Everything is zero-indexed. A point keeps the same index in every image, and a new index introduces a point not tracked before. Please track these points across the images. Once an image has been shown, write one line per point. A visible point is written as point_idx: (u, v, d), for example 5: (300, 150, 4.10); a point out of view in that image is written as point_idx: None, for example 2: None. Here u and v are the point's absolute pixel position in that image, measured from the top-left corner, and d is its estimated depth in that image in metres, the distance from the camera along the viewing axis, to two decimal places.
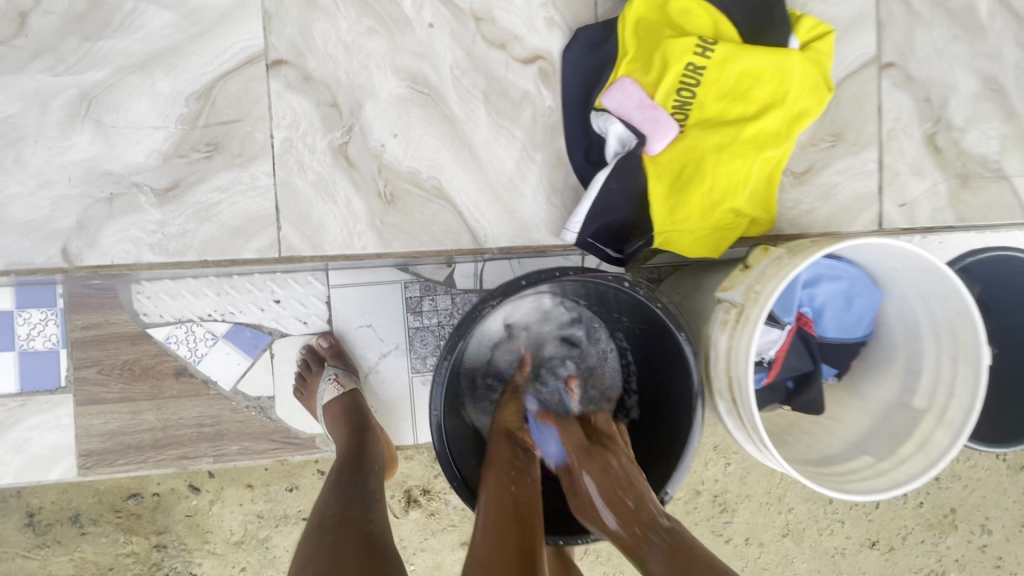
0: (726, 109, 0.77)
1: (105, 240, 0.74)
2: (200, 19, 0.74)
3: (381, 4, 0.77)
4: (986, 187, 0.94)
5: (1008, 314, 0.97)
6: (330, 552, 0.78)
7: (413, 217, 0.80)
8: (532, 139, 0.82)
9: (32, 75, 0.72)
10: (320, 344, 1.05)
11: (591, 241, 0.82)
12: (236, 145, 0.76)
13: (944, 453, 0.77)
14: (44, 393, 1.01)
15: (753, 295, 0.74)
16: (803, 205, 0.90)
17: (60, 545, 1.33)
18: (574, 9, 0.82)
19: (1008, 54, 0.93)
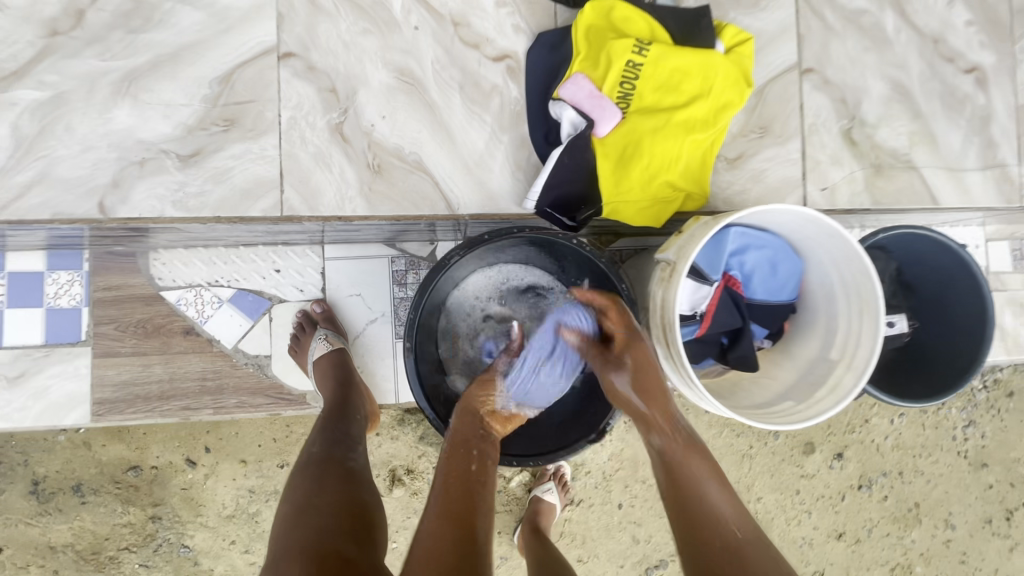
0: (661, 99, 0.93)
1: (135, 196, 0.89)
2: (225, 18, 0.90)
3: (376, 10, 0.93)
4: (898, 175, 1.09)
5: (926, 290, 1.12)
6: (313, 483, 0.89)
7: (397, 186, 0.94)
8: (499, 123, 0.97)
9: (84, 59, 0.87)
10: (314, 310, 1.17)
11: (548, 210, 0.95)
12: (249, 121, 0.91)
13: (849, 392, 0.89)
14: (65, 346, 1.13)
15: (682, 253, 0.87)
16: (735, 186, 1.05)
17: (62, 513, 1.40)
18: (537, 17, 0.98)
19: (912, 65, 1.09)
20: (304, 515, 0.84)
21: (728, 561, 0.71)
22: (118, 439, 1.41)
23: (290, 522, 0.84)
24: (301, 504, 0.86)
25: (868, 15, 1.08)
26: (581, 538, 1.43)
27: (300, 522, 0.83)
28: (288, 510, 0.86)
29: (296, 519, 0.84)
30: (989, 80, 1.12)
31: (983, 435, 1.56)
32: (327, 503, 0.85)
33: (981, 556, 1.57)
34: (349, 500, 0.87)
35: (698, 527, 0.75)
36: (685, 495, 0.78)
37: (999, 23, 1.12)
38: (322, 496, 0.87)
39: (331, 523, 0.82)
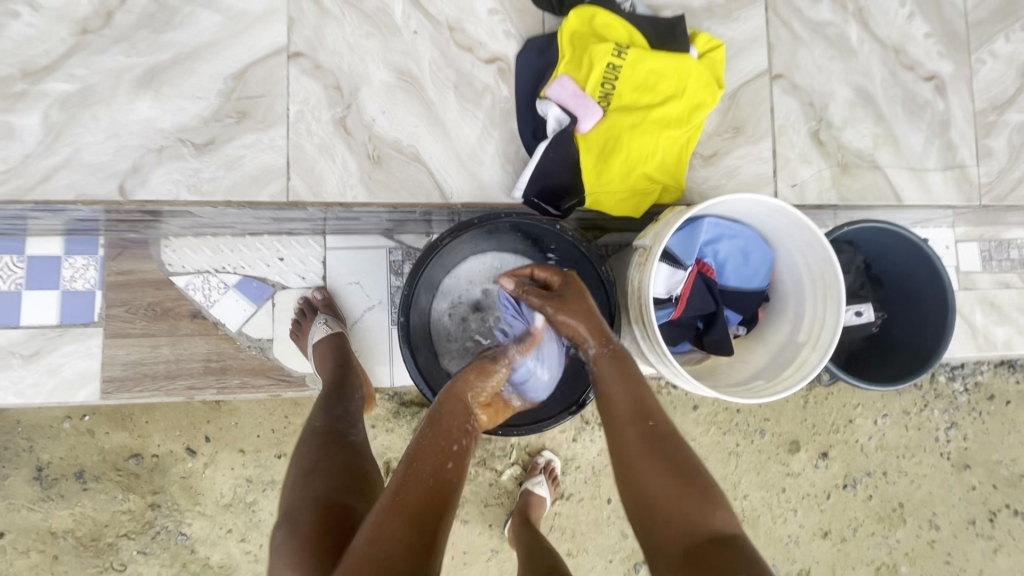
0: (639, 98, 1.01)
1: (153, 180, 0.96)
2: (240, 20, 0.99)
3: (379, 16, 1.02)
4: (864, 174, 1.17)
5: (895, 283, 1.19)
6: (319, 450, 0.95)
7: (394, 175, 1.02)
8: (491, 120, 1.05)
9: (111, 56, 0.96)
10: (315, 296, 1.23)
11: (535, 200, 1.03)
12: (260, 113, 0.99)
13: (812, 368, 0.95)
14: (79, 326, 1.19)
15: (656, 238, 0.94)
16: (711, 181, 1.12)
17: (64, 499, 1.43)
18: (526, 24, 1.07)
19: (876, 73, 1.18)
20: (312, 476, 0.90)
21: (645, 446, 0.78)
22: (121, 426, 1.44)
23: (299, 482, 0.90)
24: (308, 467, 0.92)
25: (834, 27, 1.17)
26: (570, 532, 1.47)
27: (309, 482, 0.89)
28: (296, 473, 0.92)
29: (304, 479, 0.90)
30: (948, 88, 1.20)
31: (965, 437, 1.59)
32: (332, 466, 0.92)
33: (965, 557, 1.59)
34: (353, 465, 0.94)
35: (619, 420, 0.82)
36: (608, 394, 0.85)
37: (956, 36, 1.21)
38: (328, 460, 0.93)
39: (337, 483, 0.89)
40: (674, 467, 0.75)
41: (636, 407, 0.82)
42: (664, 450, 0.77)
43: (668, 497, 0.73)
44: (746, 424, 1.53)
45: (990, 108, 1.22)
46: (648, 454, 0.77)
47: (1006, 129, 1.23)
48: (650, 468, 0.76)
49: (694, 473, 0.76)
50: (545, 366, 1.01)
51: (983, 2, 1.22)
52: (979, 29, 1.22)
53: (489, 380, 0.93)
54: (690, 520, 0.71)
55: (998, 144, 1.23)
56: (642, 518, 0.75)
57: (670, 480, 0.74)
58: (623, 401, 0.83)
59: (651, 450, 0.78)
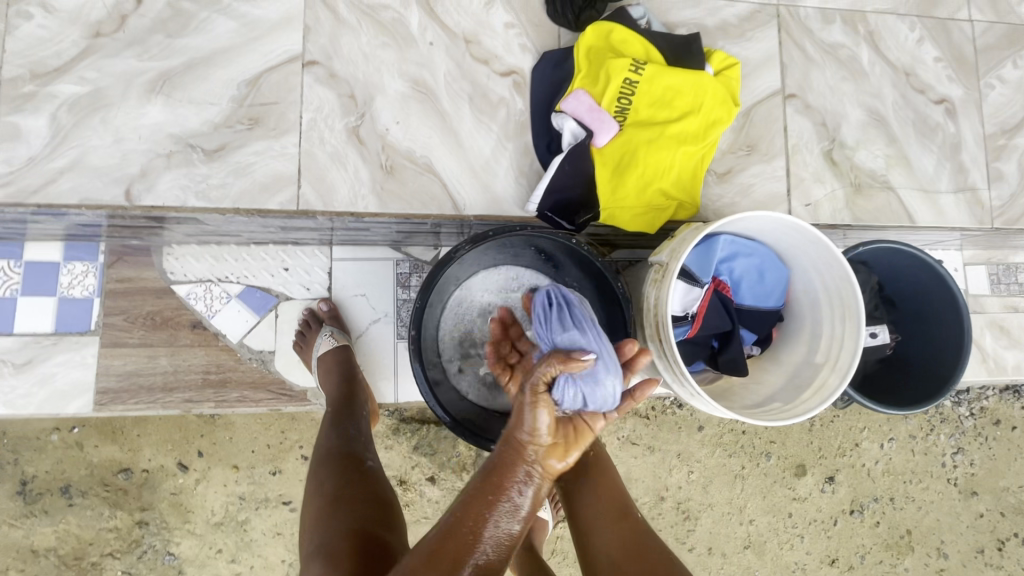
0: (655, 114, 1.00)
1: (160, 186, 0.94)
2: (255, 28, 0.98)
3: (395, 26, 1.02)
4: (876, 195, 1.17)
5: (908, 304, 1.18)
6: (340, 475, 0.91)
7: (407, 186, 1.00)
8: (505, 132, 1.04)
9: (124, 59, 0.94)
10: (320, 307, 1.20)
11: (548, 214, 1.02)
12: (273, 120, 0.97)
13: (834, 391, 0.93)
14: (74, 334, 1.15)
15: (674, 254, 0.93)
16: (725, 199, 1.12)
17: (47, 515, 1.37)
18: (542, 39, 1.07)
19: (887, 94, 1.18)
20: (339, 506, 0.86)
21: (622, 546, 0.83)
22: (111, 439, 1.39)
23: (325, 515, 0.86)
24: (333, 496, 0.88)
25: (845, 49, 1.18)
26: (572, 556, 1.42)
27: (336, 514, 0.85)
28: (319, 505, 0.88)
29: (331, 510, 0.86)
30: (958, 111, 1.21)
31: (972, 462, 1.56)
32: (357, 493, 0.89)
33: None
34: (376, 492, 0.90)
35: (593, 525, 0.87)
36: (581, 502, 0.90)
37: (965, 60, 1.22)
38: (352, 487, 0.90)
39: (365, 513, 0.85)
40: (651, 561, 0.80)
41: (611, 510, 0.88)
42: (640, 548, 0.82)
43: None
44: (752, 447, 1.49)
45: (1000, 132, 1.23)
46: (625, 552, 0.82)
47: (1016, 153, 1.23)
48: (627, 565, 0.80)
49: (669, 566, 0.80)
50: (593, 383, 0.82)
51: (991, 29, 1.24)
52: (988, 55, 1.23)
53: (542, 416, 0.75)
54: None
55: (1009, 168, 1.23)
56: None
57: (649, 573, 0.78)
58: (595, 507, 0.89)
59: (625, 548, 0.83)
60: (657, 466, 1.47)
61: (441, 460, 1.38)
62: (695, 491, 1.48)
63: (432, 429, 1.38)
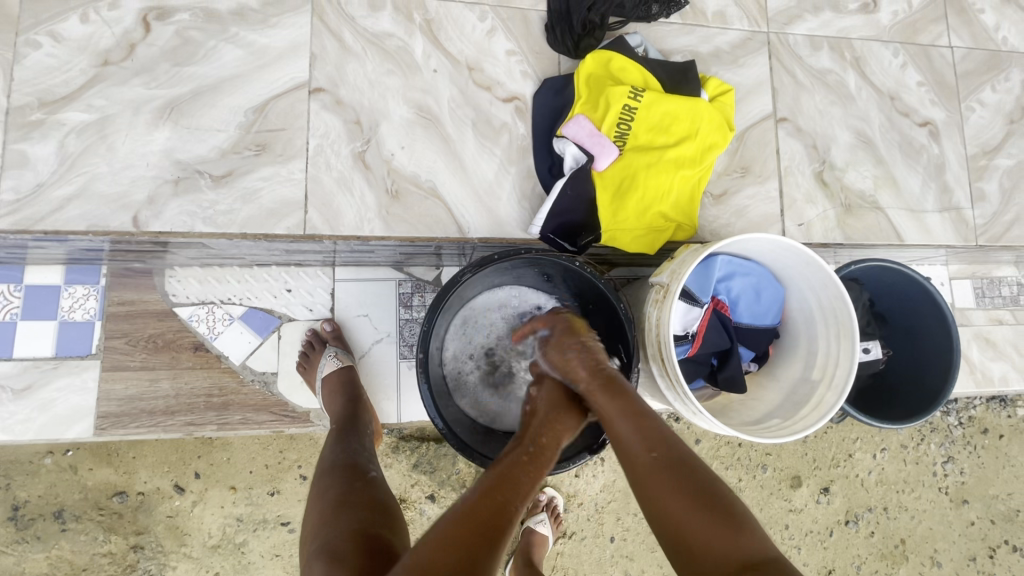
0: (654, 139, 1.03)
1: (167, 213, 0.95)
2: (263, 56, 1.00)
3: (399, 54, 1.04)
4: (866, 215, 1.21)
5: (899, 320, 1.21)
6: (344, 484, 0.91)
7: (412, 210, 1.02)
8: (508, 156, 1.07)
9: (131, 87, 0.96)
10: (324, 328, 1.21)
11: (551, 236, 1.04)
12: (280, 146, 0.99)
13: (831, 408, 0.94)
14: (74, 359, 1.15)
15: (675, 275, 0.95)
16: (721, 220, 1.15)
17: (40, 541, 1.35)
18: (543, 66, 1.10)
19: (874, 118, 1.23)
20: (343, 509, 0.86)
21: (663, 476, 0.73)
22: (106, 462, 1.37)
23: (329, 517, 0.85)
24: (337, 500, 0.88)
25: (833, 74, 1.22)
26: (573, 571, 1.42)
27: (342, 515, 0.84)
28: (322, 510, 0.87)
29: (335, 512, 0.85)
30: (941, 133, 1.26)
31: (961, 471, 1.59)
32: (361, 499, 0.88)
33: None
34: (381, 500, 0.89)
35: (630, 453, 0.77)
36: (612, 429, 0.80)
37: (946, 85, 1.28)
38: (356, 493, 0.89)
39: (369, 517, 0.84)
40: (695, 491, 0.71)
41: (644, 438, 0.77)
42: (685, 477, 0.73)
43: (694, 527, 0.69)
44: (747, 460, 1.51)
45: (981, 153, 1.28)
46: (668, 479, 0.72)
47: (997, 174, 1.29)
48: (671, 496, 0.71)
49: (715, 492, 0.72)
50: None
51: (970, 55, 1.30)
52: (967, 80, 1.29)
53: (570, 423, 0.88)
54: (722, 549, 0.66)
55: (991, 187, 1.28)
56: (673, 548, 0.70)
57: (695, 509, 0.70)
58: (632, 433, 0.78)
59: (667, 480, 0.72)
60: None
61: (441, 478, 1.38)
62: None
63: (432, 446, 1.39)
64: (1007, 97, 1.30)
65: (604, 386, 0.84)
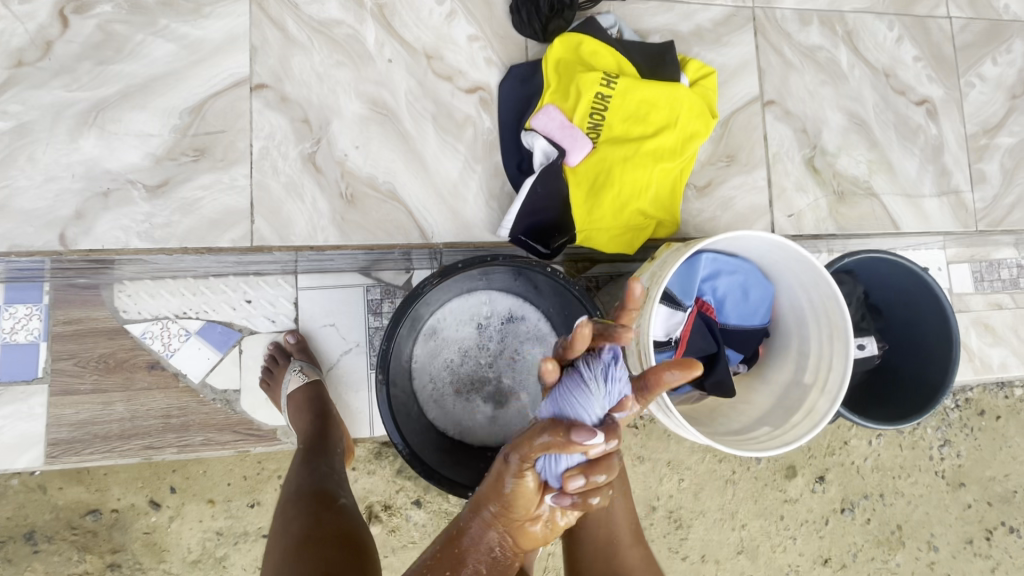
0: (630, 129, 0.95)
1: (99, 228, 0.90)
2: (197, 50, 0.93)
3: (349, 44, 0.96)
4: (860, 202, 1.14)
5: (896, 311, 1.15)
6: (310, 515, 0.84)
7: (370, 215, 0.95)
8: (473, 153, 0.99)
9: (51, 90, 0.89)
10: (287, 340, 1.13)
11: (522, 238, 0.96)
12: (220, 151, 0.92)
13: (823, 417, 0.88)
14: (20, 383, 1.08)
15: (655, 279, 0.88)
16: (706, 213, 1.07)
17: (11, 565, 1.26)
18: (508, 52, 1.01)
19: (867, 96, 1.15)
20: (309, 547, 0.79)
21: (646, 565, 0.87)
22: (76, 480, 1.27)
23: (292, 555, 0.78)
24: (302, 536, 0.81)
25: (823, 51, 1.14)
26: None
27: (304, 555, 0.78)
28: (285, 548, 0.80)
29: (299, 551, 0.79)
30: (939, 111, 1.18)
31: (959, 455, 1.55)
32: (328, 533, 0.81)
33: None
34: (349, 532, 0.83)
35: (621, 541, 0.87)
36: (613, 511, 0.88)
37: (945, 60, 1.19)
38: (324, 526, 0.83)
39: (336, 556, 0.78)
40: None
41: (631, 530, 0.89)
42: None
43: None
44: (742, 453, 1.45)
45: (981, 132, 1.20)
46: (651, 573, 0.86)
47: (998, 153, 1.21)
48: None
49: None
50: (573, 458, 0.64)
51: (969, 26, 1.21)
52: (967, 52, 1.20)
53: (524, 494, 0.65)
54: None
55: (991, 168, 1.21)
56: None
57: None
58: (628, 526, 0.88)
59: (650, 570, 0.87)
60: (647, 475, 1.40)
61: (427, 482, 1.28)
62: (687, 499, 1.42)
63: None
64: (1009, 70, 1.22)
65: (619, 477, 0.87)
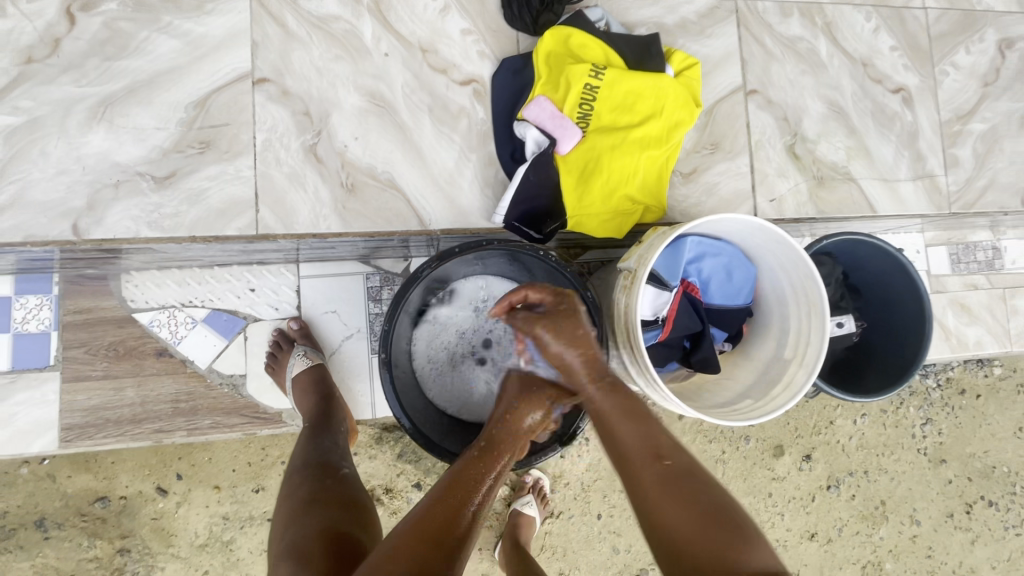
0: (617, 119, 1.00)
1: (110, 218, 0.94)
2: (200, 46, 0.96)
3: (347, 39, 0.99)
4: (838, 186, 1.19)
5: (874, 291, 1.20)
6: (316, 481, 0.90)
7: (370, 204, 0.99)
8: (468, 143, 1.03)
9: (60, 85, 0.93)
10: (290, 327, 1.17)
11: (516, 224, 1.01)
12: (225, 143, 0.96)
13: (801, 387, 0.93)
14: (33, 371, 1.11)
15: (642, 260, 0.92)
16: (692, 199, 1.12)
17: (24, 550, 1.29)
18: (500, 45, 1.05)
19: (846, 85, 1.20)
20: (315, 506, 0.84)
21: (667, 488, 0.71)
22: (84, 469, 1.31)
23: (299, 513, 0.84)
24: (308, 498, 0.86)
25: (804, 42, 1.18)
26: (562, 550, 1.38)
27: (311, 513, 0.83)
28: (292, 507, 0.86)
29: (306, 509, 0.84)
30: (914, 100, 1.23)
31: (940, 432, 1.55)
32: (333, 497, 0.87)
33: (946, 551, 1.55)
34: (353, 497, 0.88)
35: (638, 460, 0.74)
36: (616, 435, 0.78)
37: (920, 49, 1.24)
38: (329, 491, 0.88)
39: (341, 515, 0.83)
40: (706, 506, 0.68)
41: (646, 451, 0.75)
42: (681, 501, 0.69)
43: (706, 545, 0.64)
44: (731, 432, 1.48)
45: (954, 119, 1.25)
46: (671, 495, 0.70)
47: (971, 139, 1.26)
48: (670, 509, 0.69)
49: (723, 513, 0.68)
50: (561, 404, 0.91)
51: (943, 16, 1.26)
52: (941, 42, 1.25)
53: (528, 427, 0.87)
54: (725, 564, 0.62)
55: (964, 153, 1.26)
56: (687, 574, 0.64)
57: (695, 524, 0.66)
58: (639, 440, 0.76)
59: (672, 491, 0.70)
60: None
61: (427, 466, 1.32)
62: None
63: None
64: (982, 58, 1.27)
65: (609, 386, 0.82)
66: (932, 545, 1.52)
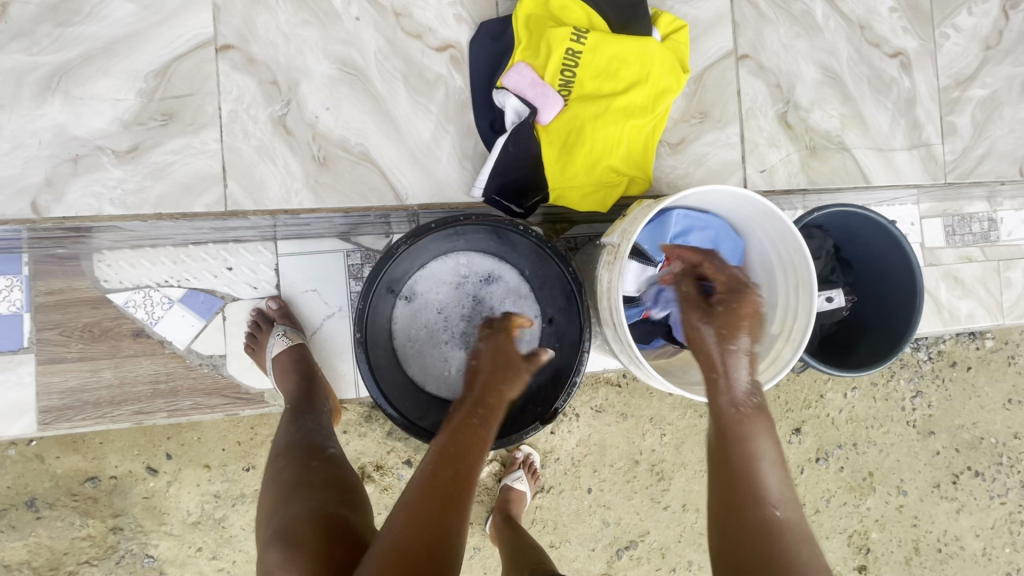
0: (600, 86, 0.95)
1: (70, 195, 0.90)
2: (159, 10, 0.91)
3: (315, 2, 0.94)
4: (832, 156, 1.15)
5: (864, 265, 1.18)
6: (301, 463, 0.88)
7: (343, 177, 0.96)
8: (445, 113, 0.99)
9: (10, 54, 0.88)
10: (269, 306, 1.14)
11: (496, 198, 0.97)
12: (188, 115, 0.92)
13: (787, 364, 0.91)
14: (7, 353, 1.09)
15: (625, 234, 0.89)
16: (679, 170, 1.09)
17: (16, 530, 1.29)
18: (478, 8, 0.99)
19: (842, 49, 1.15)
20: (301, 490, 0.83)
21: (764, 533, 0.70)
22: (73, 449, 1.30)
23: (284, 498, 0.83)
24: (293, 481, 0.85)
25: (799, 2, 1.13)
26: (552, 524, 1.38)
27: (298, 496, 0.82)
28: (278, 490, 0.85)
29: (292, 493, 0.83)
30: (913, 65, 1.18)
31: (929, 404, 1.55)
32: (319, 478, 0.86)
33: (931, 521, 1.56)
34: (340, 478, 0.87)
35: (752, 493, 0.74)
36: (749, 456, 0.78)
37: (920, 10, 1.19)
38: (315, 472, 0.87)
39: (329, 497, 0.83)
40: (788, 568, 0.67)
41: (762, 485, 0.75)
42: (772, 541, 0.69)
43: None
44: None
45: (954, 85, 1.21)
46: (768, 542, 0.69)
47: (970, 106, 1.22)
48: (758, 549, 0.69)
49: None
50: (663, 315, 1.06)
51: None
52: (943, 2, 1.20)
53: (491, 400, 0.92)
54: None
55: (963, 121, 1.22)
56: None
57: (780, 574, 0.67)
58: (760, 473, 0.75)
59: (772, 538, 0.70)
60: (630, 431, 1.39)
61: (415, 444, 1.31)
62: (669, 452, 1.41)
63: None
64: (984, 20, 1.22)
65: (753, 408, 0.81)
66: (918, 515, 1.53)
